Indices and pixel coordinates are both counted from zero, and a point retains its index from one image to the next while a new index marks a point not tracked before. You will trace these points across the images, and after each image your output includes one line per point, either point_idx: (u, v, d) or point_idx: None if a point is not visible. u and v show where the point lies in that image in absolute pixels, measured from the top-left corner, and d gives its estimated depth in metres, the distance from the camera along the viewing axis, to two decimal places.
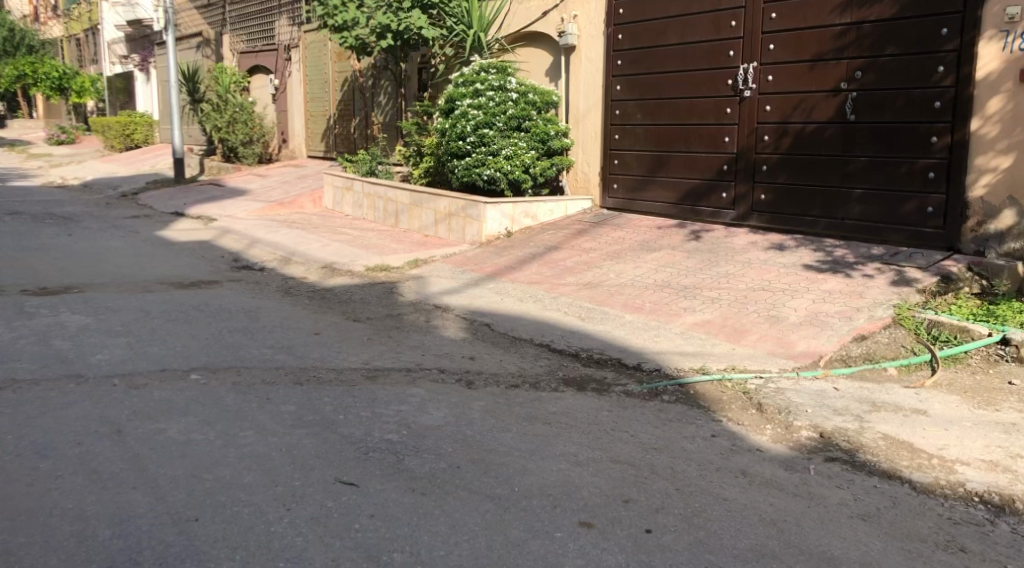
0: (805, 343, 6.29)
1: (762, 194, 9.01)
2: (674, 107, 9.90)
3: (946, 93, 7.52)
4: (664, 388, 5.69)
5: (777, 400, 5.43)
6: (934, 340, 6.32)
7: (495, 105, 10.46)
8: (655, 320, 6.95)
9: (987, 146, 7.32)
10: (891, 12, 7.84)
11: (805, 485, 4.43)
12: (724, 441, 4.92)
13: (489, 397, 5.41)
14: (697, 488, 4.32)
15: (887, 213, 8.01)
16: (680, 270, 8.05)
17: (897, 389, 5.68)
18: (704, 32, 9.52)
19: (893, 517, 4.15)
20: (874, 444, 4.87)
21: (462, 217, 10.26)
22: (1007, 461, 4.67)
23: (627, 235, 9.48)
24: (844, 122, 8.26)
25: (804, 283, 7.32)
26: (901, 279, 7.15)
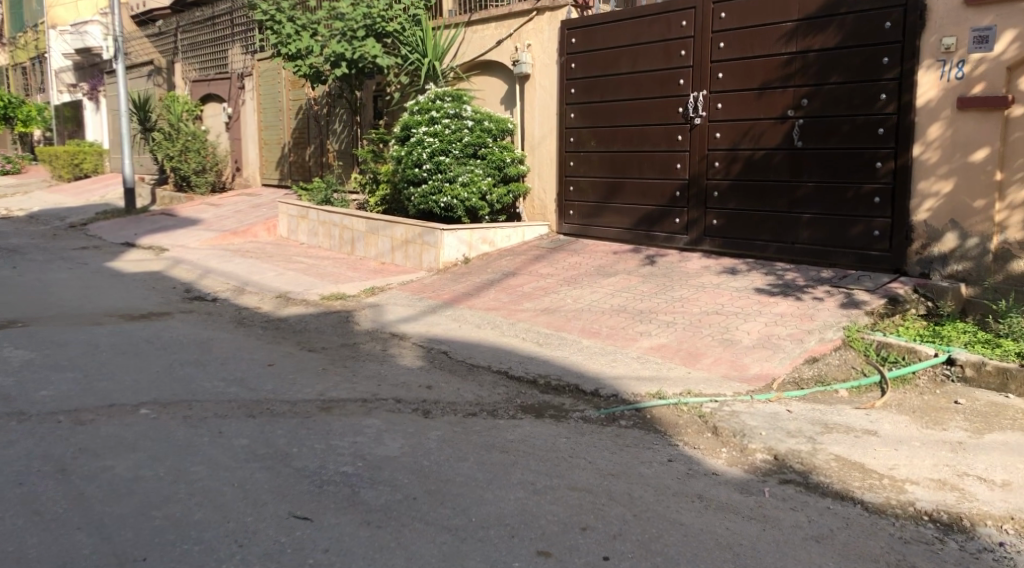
0: (758, 366, 6.37)
1: (714, 219, 9.15)
2: (627, 134, 10.04)
3: (889, 120, 7.73)
4: (621, 413, 5.73)
5: (732, 423, 5.49)
6: (883, 361, 6.46)
7: (451, 132, 10.50)
8: (612, 345, 7.00)
9: (928, 171, 7.51)
10: (835, 41, 8.05)
11: (760, 507, 4.48)
12: (680, 466, 4.96)
13: (447, 426, 5.40)
14: (655, 514, 4.34)
15: (836, 237, 8.17)
16: (636, 294, 8.13)
17: (848, 410, 5.78)
18: (655, 61, 9.68)
19: (846, 538, 4.21)
20: (827, 465, 4.94)
21: (419, 244, 10.25)
22: (955, 480, 4.77)
23: (583, 260, 9.56)
24: (791, 149, 8.44)
25: (756, 307, 7.43)
26: (850, 301, 7.30)
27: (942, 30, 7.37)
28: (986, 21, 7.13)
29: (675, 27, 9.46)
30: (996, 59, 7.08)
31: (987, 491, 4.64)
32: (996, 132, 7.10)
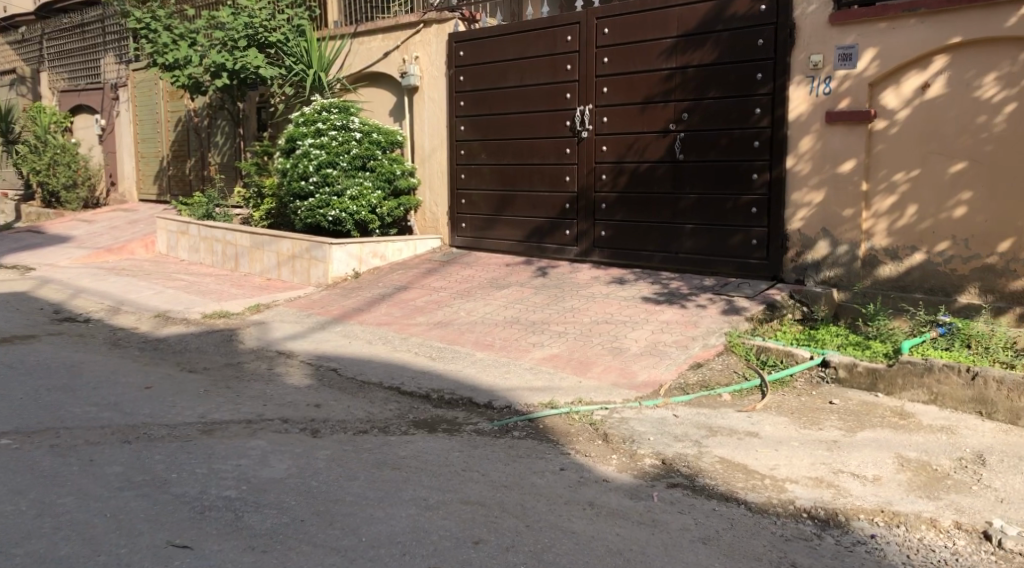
0: (646, 373, 6.51)
1: (603, 230, 9.33)
2: (517, 147, 10.13)
3: (763, 133, 8.06)
4: (514, 424, 5.74)
5: (622, 430, 5.59)
6: (763, 365, 6.71)
7: (339, 144, 10.37)
8: (505, 356, 7.02)
9: (800, 182, 7.84)
10: (712, 57, 8.34)
11: (650, 512, 4.56)
12: (572, 474, 5.01)
13: (336, 445, 5.29)
14: (547, 524, 4.36)
15: (717, 247, 8.45)
16: (527, 306, 8.19)
17: (731, 413, 5.96)
18: (541, 74, 9.81)
19: (731, 539, 4.33)
20: (712, 468, 5.08)
21: (307, 259, 10.06)
22: (831, 477, 4.98)
23: (475, 273, 9.57)
24: (673, 161, 8.70)
25: (643, 315, 7.59)
26: (731, 307, 7.55)
27: (810, 47, 7.70)
28: (850, 40, 7.45)
29: (561, 41, 9.60)
30: (859, 76, 7.40)
31: (861, 487, 4.87)
32: (860, 145, 7.41)
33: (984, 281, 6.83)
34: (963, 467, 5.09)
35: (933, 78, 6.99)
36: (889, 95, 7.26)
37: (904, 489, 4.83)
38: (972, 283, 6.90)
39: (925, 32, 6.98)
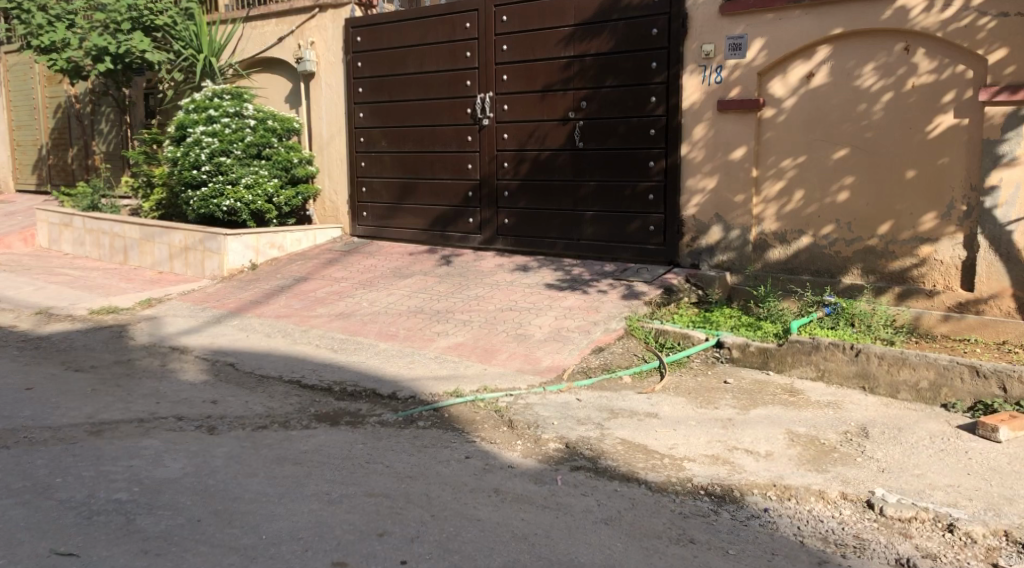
0: (550, 358, 6.59)
1: (505, 218, 9.37)
2: (418, 135, 10.06)
3: (659, 121, 8.24)
4: (418, 414, 5.72)
5: (526, 415, 5.64)
6: (662, 347, 6.89)
7: (232, 131, 10.09)
8: (409, 346, 6.99)
9: (695, 169, 8.03)
10: (609, 46, 8.47)
11: (553, 496, 4.63)
12: (477, 461, 5.04)
13: (234, 441, 5.18)
14: (452, 512, 4.37)
15: (617, 233, 8.61)
16: (431, 295, 8.16)
17: (632, 395, 6.10)
18: (440, 61, 9.76)
19: (632, 518, 4.43)
20: (614, 449, 5.18)
21: (200, 251, 9.77)
22: (727, 454, 5.15)
23: (377, 262, 9.48)
24: (573, 149, 8.81)
25: (546, 301, 7.67)
26: (631, 292, 7.70)
27: (702, 37, 7.88)
28: (739, 30, 7.65)
29: (459, 28, 9.57)
30: (749, 65, 7.61)
31: (755, 462, 5.05)
32: (751, 132, 7.64)
33: (866, 262, 7.14)
34: (848, 440, 5.35)
35: (817, 68, 7.26)
36: (776, 84, 7.52)
37: (794, 463, 5.04)
38: (856, 264, 7.21)
39: (809, 23, 7.23)
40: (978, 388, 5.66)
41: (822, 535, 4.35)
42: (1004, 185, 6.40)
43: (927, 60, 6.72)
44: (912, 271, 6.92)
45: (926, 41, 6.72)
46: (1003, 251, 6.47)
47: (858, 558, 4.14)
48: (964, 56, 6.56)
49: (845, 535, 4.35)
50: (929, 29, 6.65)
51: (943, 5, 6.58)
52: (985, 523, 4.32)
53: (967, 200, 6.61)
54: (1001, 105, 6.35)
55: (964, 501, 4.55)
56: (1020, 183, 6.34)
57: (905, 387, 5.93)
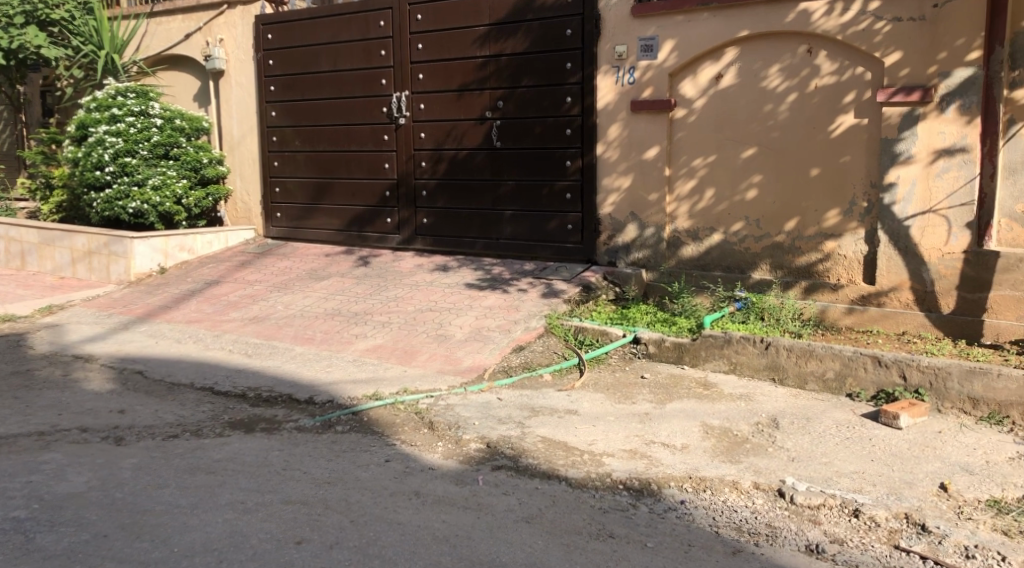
0: (470, 358, 6.60)
1: (423, 218, 9.35)
2: (333, 134, 9.94)
3: (574, 121, 8.33)
4: (337, 419, 5.66)
5: (447, 416, 5.64)
6: (581, 344, 6.98)
7: (137, 131, 9.80)
8: (327, 350, 6.90)
9: (610, 168, 8.15)
10: (523, 46, 8.52)
11: (474, 497, 4.64)
12: (397, 465, 5.02)
13: (144, 452, 5.05)
14: (372, 517, 4.35)
15: (535, 232, 8.68)
16: (348, 297, 8.08)
17: (552, 393, 6.16)
18: (354, 60, 9.67)
19: (552, 516, 4.48)
20: (535, 447, 5.23)
21: (105, 255, 9.46)
22: (645, 448, 5.25)
23: (291, 265, 9.33)
24: (491, 148, 8.84)
25: (466, 301, 7.68)
26: (550, 291, 7.78)
27: (615, 38, 7.99)
28: (650, 31, 7.80)
29: (373, 27, 9.49)
30: (661, 66, 7.76)
31: (672, 456, 5.16)
32: (663, 132, 7.79)
33: (775, 258, 7.36)
34: (760, 431, 5.51)
35: (725, 69, 7.45)
36: (687, 85, 7.69)
37: (709, 455, 5.17)
38: (764, 260, 7.42)
39: (718, 26, 7.41)
40: (880, 378, 5.89)
41: (737, 525, 4.48)
42: (902, 182, 6.67)
43: (829, 62, 6.96)
44: (818, 265, 7.17)
45: (827, 43, 6.96)
46: (901, 245, 6.74)
47: (771, 546, 4.27)
48: (863, 59, 6.82)
49: (758, 524, 4.48)
50: (829, 32, 6.88)
51: (842, 10, 6.82)
52: (888, 507, 4.51)
53: (867, 197, 6.88)
54: (897, 106, 6.62)
55: (869, 487, 4.74)
56: (916, 181, 6.62)
57: (813, 378, 6.14)
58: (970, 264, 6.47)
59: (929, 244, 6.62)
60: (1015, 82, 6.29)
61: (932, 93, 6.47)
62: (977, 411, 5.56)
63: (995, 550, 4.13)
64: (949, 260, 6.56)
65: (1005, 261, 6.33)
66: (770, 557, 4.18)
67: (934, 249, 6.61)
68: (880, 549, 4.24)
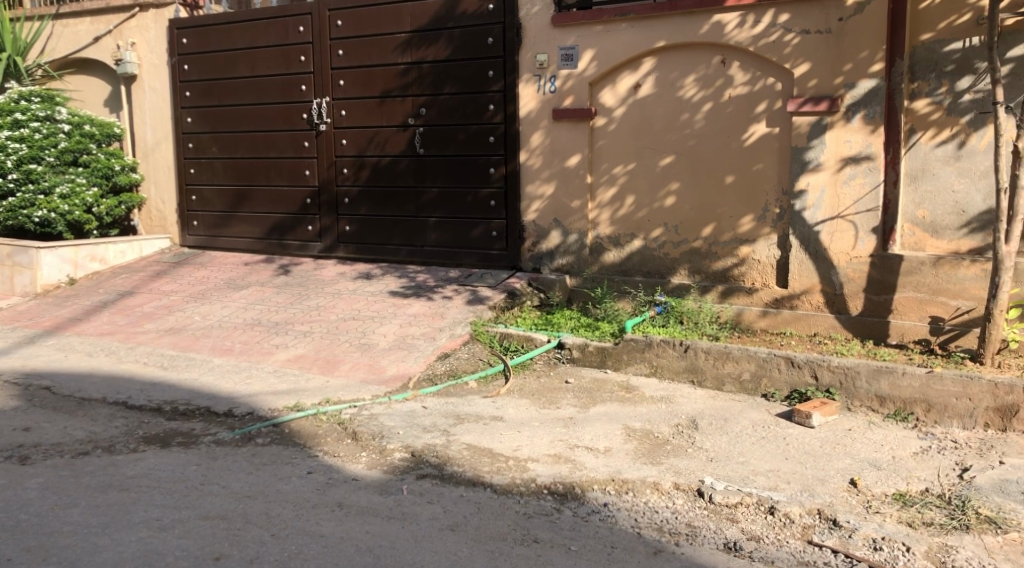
0: (394, 367, 6.58)
1: (346, 225, 9.29)
2: (251, 141, 9.81)
3: (497, 128, 8.39)
4: (257, 431, 5.59)
5: (371, 426, 5.62)
6: (506, 350, 7.04)
7: (43, 137, 9.49)
8: (246, 361, 6.80)
9: (533, 175, 8.24)
10: (445, 54, 8.56)
11: (399, 507, 4.64)
12: (320, 476, 4.98)
13: (52, 471, 4.91)
14: (294, 530, 4.31)
15: (459, 239, 8.72)
16: (269, 306, 7.97)
17: (477, 400, 6.19)
18: (273, 66, 9.55)
19: (477, 523, 4.50)
20: (459, 455, 5.25)
21: (9, 266, 9.14)
22: (568, 452, 5.32)
23: (210, 274, 9.16)
24: (413, 155, 8.84)
25: (390, 309, 7.66)
26: (475, 297, 7.81)
27: (536, 47, 8.08)
28: (570, 41, 7.90)
29: (292, 32, 9.40)
30: (581, 75, 7.88)
31: (594, 459, 5.25)
32: (584, 140, 7.91)
33: (693, 263, 7.54)
34: (680, 433, 5.65)
35: (643, 78, 7.61)
36: (606, 93, 7.82)
37: (631, 457, 5.27)
38: (683, 265, 7.60)
39: (635, 36, 7.56)
40: (793, 378, 6.10)
41: (658, 526, 4.58)
42: (811, 189, 6.91)
43: (742, 72, 7.18)
44: (734, 270, 7.37)
45: (740, 54, 7.17)
46: (812, 250, 6.98)
47: (690, 545, 4.38)
48: (774, 70, 7.05)
49: (679, 524, 4.59)
50: (742, 43, 7.09)
51: (754, 22, 7.04)
52: (801, 504, 4.66)
53: (780, 203, 7.11)
54: (806, 115, 6.86)
55: (783, 484, 4.90)
56: (824, 188, 6.87)
57: (730, 380, 6.32)
58: (876, 267, 6.74)
59: (838, 248, 6.87)
60: (915, 93, 6.58)
61: (838, 103, 6.72)
62: (884, 408, 5.80)
63: (900, 542, 4.31)
64: (856, 263, 6.82)
65: (908, 264, 6.61)
66: (690, 556, 4.28)
67: (842, 253, 6.86)
68: (794, 545, 4.39)
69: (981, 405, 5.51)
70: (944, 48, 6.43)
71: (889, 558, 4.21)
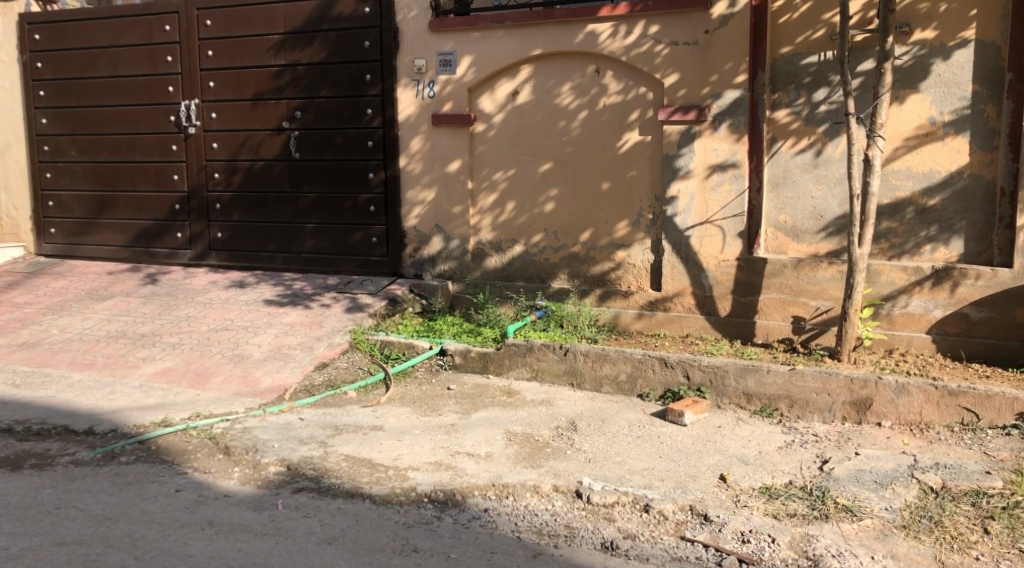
0: (269, 379, 6.42)
1: (218, 232, 9.04)
2: (113, 143, 9.39)
3: (375, 133, 8.32)
4: (121, 449, 5.35)
5: (244, 440, 5.46)
6: (387, 358, 7.00)
7: None
8: (109, 376, 6.50)
9: (412, 181, 8.20)
10: (321, 57, 8.43)
11: (272, 522, 4.54)
12: (188, 494, 4.82)
13: None
14: (159, 552, 4.16)
15: (338, 245, 8.60)
16: (135, 317, 7.65)
17: (356, 410, 6.11)
18: (138, 66, 9.18)
19: (355, 535, 4.45)
20: (337, 467, 5.16)
21: None
22: (449, 459, 5.32)
23: (70, 284, 8.71)
24: (289, 159, 8.67)
25: (265, 318, 7.47)
26: (354, 305, 7.72)
27: (414, 51, 8.03)
28: (448, 46, 7.90)
29: (158, 31, 9.05)
30: (459, 81, 7.88)
31: (475, 464, 5.26)
32: (463, 146, 7.93)
33: (571, 268, 7.68)
34: (559, 435, 5.73)
35: (520, 86, 7.70)
36: (485, 99, 7.86)
37: (511, 462, 5.31)
38: (562, 269, 7.73)
39: (512, 43, 7.64)
40: (666, 377, 6.28)
41: (537, 529, 4.63)
42: (682, 195, 7.14)
43: (616, 82, 7.35)
44: (610, 274, 7.54)
45: (613, 64, 7.34)
46: (683, 254, 7.21)
47: (569, 546, 4.45)
48: (646, 80, 7.25)
49: (557, 526, 4.66)
50: (615, 53, 7.27)
51: (626, 32, 7.22)
52: (674, 501, 4.80)
53: (653, 209, 7.32)
54: (676, 124, 7.08)
55: (657, 482, 5.04)
56: (693, 194, 7.11)
57: (607, 381, 6.45)
58: (742, 270, 7.02)
59: (708, 252, 7.12)
60: (776, 104, 6.89)
61: (706, 113, 6.97)
62: (751, 406, 6.05)
63: (766, 534, 4.49)
64: (724, 266, 7.09)
65: (771, 266, 6.91)
66: (568, 557, 4.35)
67: (711, 257, 7.12)
68: (667, 541, 4.52)
69: (838, 399, 5.83)
70: (801, 61, 6.77)
71: (756, 550, 4.39)
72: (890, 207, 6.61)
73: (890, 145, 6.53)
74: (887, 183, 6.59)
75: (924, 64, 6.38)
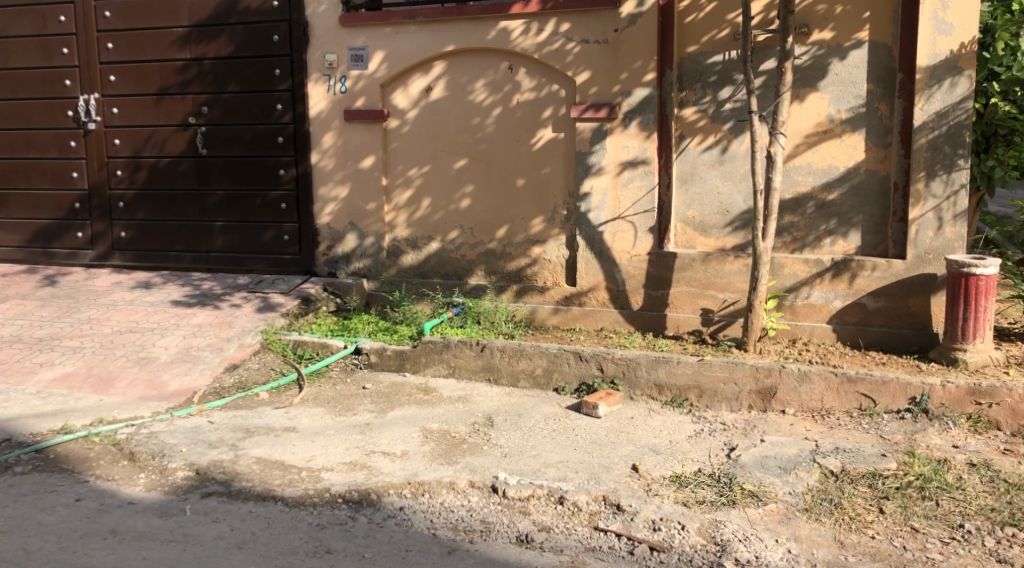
0: (176, 382, 6.25)
1: (122, 231, 8.78)
2: (6, 139, 9.00)
3: (286, 129, 8.18)
4: (16, 459, 5.15)
5: (149, 445, 5.32)
6: (301, 359, 6.93)
7: None
8: (4, 383, 6.24)
9: (324, 178, 8.09)
10: (227, 50, 8.24)
11: (180, 528, 4.44)
12: (89, 503, 4.67)
13: None
14: (58, 564, 4.02)
15: (248, 243, 8.44)
16: (33, 321, 7.35)
17: (269, 411, 6.01)
18: (31, 57, 8.81)
19: (266, 538, 4.38)
20: (249, 470, 5.07)
21: None
22: (363, 459, 5.28)
23: None
24: (196, 156, 8.47)
25: (173, 320, 7.27)
26: (266, 304, 7.59)
27: (324, 46, 7.92)
28: (359, 41, 7.82)
29: (52, 21, 8.70)
30: (371, 76, 7.81)
31: (390, 463, 5.23)
32: (376, 142, 7.86)
33: (487, 265, 7.71)
34: (475, 431, 5.75)
35: (434, 82, 7.68)
36: (398, 95, 7.82)
37: (427, 459, 5.30)
38: (478, 266, 7.75)
39: (424, 39, 7.61)
40: (581, 371, 6.36)
41: (453, 525, 4.64)
42: (595, 191, 7.23)
43: (528, 78, 7.40)
44: (526, 270, 7.60)
45: (526, 61, 7.39)
46: (596, 249, 7.30)
47: (484, 541, 4.48)
48: (558, 77, 7.32)
49: (473, 521, 4.68)
50: (527, 50, 7.31)
51: (538, 29, 7.27)
52: (588, 492, 4.88)
53: (567, 205, 7.40)
54: (588, 121, 7.17)
55: (571, 474, 5.10)
56: (606, 190, 7.20)
57: (523, 375, 6.50)
58: (654, 264, 7.15)
59: (620, 247, 7.23)
60: (684, 102, 7.04)
61: (617, 110, 7.08)
62: (662, 396, 6.17)
63: (675, 521, 4.60)
64: (636, 261, 7.21)
65: (680, 260, 7.07)
66: (483, 552, 4.37)
67: (623, 252, 7.23)
68: (581, 532, 4.59)
69: (745, 389, 6.00)
70: (706, 61, 6.93)
71: (666, 537, 4.50)
72: (793, 202, 6.84)
73: (792, 141, 6.75)
74: (790, 178, 6.82)
75: (823, 64, 6.61)
